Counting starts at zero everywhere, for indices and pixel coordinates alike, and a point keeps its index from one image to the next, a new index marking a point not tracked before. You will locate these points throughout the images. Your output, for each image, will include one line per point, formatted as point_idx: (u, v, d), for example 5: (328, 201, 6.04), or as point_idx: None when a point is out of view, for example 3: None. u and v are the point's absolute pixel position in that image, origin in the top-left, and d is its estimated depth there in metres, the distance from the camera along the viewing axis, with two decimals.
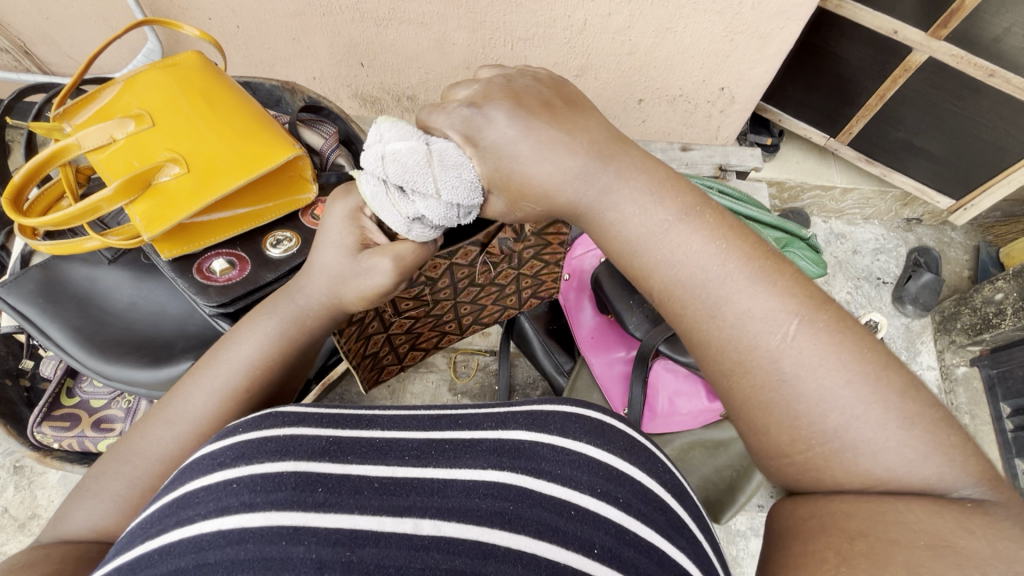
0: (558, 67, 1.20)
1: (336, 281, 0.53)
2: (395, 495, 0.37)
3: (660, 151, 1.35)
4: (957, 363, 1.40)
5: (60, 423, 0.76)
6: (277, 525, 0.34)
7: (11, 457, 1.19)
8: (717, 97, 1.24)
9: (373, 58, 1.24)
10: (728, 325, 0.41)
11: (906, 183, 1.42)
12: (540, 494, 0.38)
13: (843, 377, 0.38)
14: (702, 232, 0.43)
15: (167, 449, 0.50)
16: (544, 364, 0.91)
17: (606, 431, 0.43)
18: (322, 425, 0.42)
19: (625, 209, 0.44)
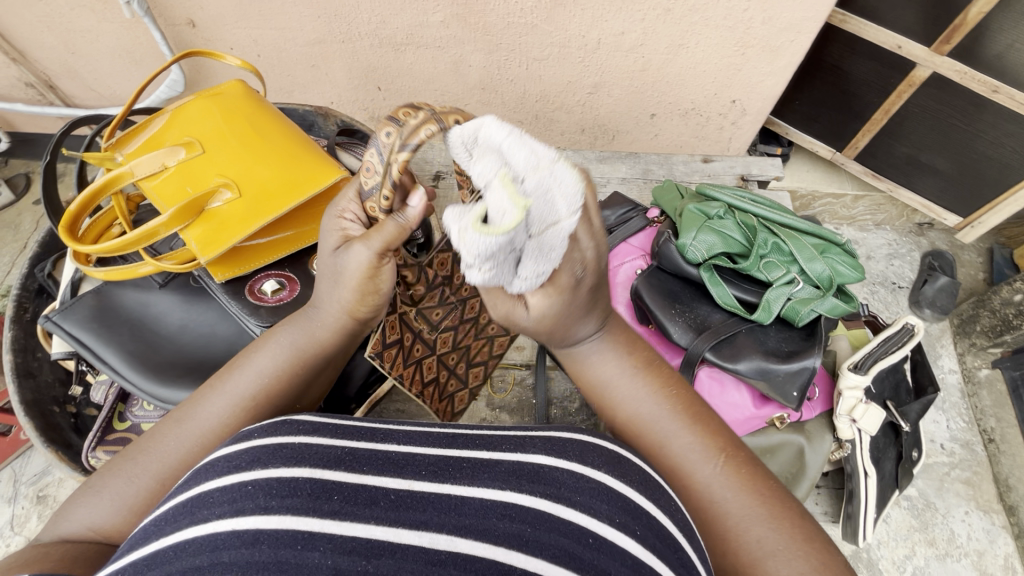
0: (571, 85, 1.22)
1: (331, 289, 0.54)
2: (411, 509, 0.38)
3: (681, 163, 1.34)
4: (978, 366, 1.38)
5: (113, 447, 0.76)
6: (292, 529, 0.35)
7: (35, 487, 1.19)
8: (729, 110, 1.26)
9: (390, 82, 1.27)
10: (672, 455, 0.50)
11: (913, 199, 1.42)
12: (557, 518, 0.38)
13: (760, 518, 0.46)
14: (643, 385, 0.53)
15: (178, 456, 0.51)
16: None
17: (623, 463, 0.45)
18: (337, 437, 0.43)
19: (597, 364, 0.55)
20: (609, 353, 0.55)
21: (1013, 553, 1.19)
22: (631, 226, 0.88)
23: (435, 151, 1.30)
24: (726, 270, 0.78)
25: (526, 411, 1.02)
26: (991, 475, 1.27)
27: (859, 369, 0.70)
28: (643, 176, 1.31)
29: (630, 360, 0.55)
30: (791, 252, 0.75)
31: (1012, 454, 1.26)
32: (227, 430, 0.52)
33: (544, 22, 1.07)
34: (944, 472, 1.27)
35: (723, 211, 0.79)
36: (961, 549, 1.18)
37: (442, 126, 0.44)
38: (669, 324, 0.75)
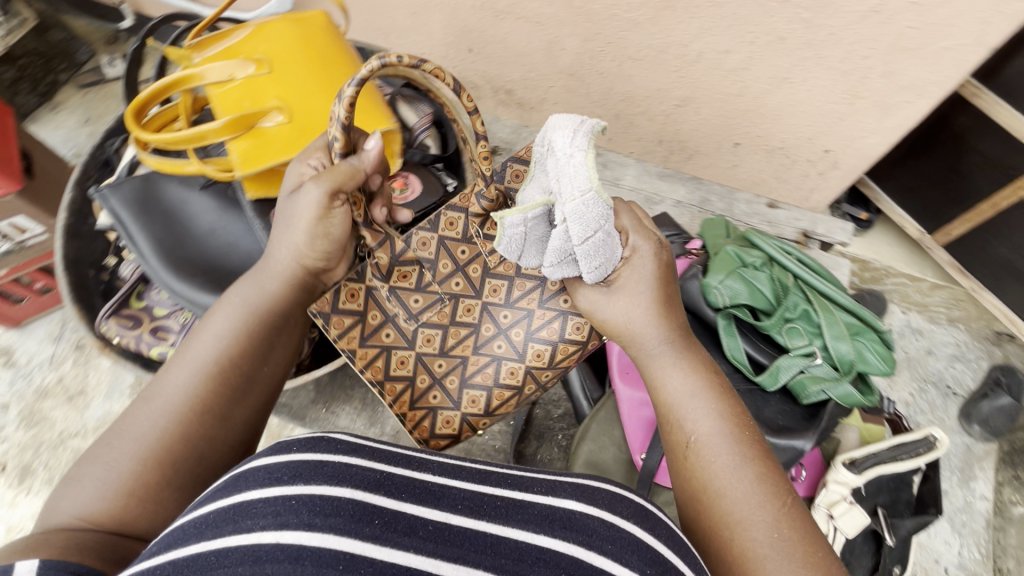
0: (660, 93, 1.18)
1: (285, 236, 0.63)
2: (446, 542, 0.42)
3: (742, 202, 1.34)
4: (1014, 501, 1.26)
5: (126, 321, 0.83)
6: (338, 550, 0.38)
7: (77, 336, 1.42)
8: (819, 159, 1.17)
9: (482, 46, 1.26)
10: (722, 488, 0.53)
11: (995, 305, 1.28)
12: (590, 564, 0.42)
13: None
14: (710, 412, 0.58)
15: (155, 428, 0.55)
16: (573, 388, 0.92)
17: (650, 517, 0.49)
18: (375, 461, 0.47)
19: (667, 380, 0.62)
20: (678, 369, 0.62)
21: None
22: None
23: (501, 125, 1.44)
24: (745, 324, 0.75)
25: None
26: None
27: (854, 467, 0.66)
28: (698, 205, 1.34)
29: (695, 377, 0.61)
30: (818, 324, 0.71)
31: None
32: (190, 393, 0.56)
33: (650, 22, 1.03)
34: None
35: (760, 262, 0.75)
36: None
37: (382, 62, 0.53)
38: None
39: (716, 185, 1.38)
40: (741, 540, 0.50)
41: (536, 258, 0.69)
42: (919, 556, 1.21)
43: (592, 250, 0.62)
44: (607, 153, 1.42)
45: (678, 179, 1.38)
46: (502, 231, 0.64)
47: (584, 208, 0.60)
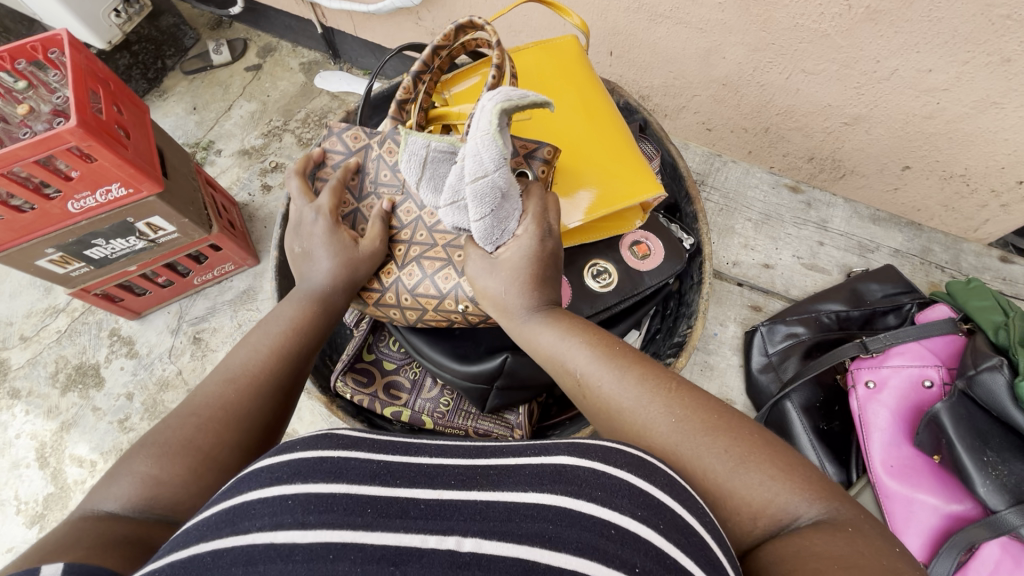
0: (827, 109, 1.07)
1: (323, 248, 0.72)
2: (440, 515, 0.40)
3: (970, 254, 1.22)
4: None
5: (361, 378, 0.88)
6: (326, 542, 0.36)
7: (194, 329, 1.45)
8: (1008, 190, 1.05)
9: (625, 50, 1.18)
10: (655, 432, 0.53)
11: None
12: (577, 512, 0.40)
13: (759, 477, 0.48)
14: (589, 355, 0.60)
15: (222, 396, 0.57)
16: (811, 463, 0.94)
17: (646, 465, 0.46)
18: (372, 451, 0.45)
19: (550, 346, 0.63)
20: (545, 327, 0.64)
21: None
22: (937, 326, 0.90)
23: (691, 155, 1.35)
24: None
25: None
26: None
27: None
28: (921, 255, 1.22)
29: (571, 334, 0.63)
30: None
31: None
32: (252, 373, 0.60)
33: (840, 34, 0.92)
34: None
35: None
36: None
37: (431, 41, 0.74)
38: (979, 477, 0.75)
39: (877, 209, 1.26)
40: (698, 467, 0.50)
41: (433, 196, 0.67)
42: None
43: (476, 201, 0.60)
44: (810, 190, 1.30)
45: (896, 224, 1.26)
46: (403, 149, 0.63)
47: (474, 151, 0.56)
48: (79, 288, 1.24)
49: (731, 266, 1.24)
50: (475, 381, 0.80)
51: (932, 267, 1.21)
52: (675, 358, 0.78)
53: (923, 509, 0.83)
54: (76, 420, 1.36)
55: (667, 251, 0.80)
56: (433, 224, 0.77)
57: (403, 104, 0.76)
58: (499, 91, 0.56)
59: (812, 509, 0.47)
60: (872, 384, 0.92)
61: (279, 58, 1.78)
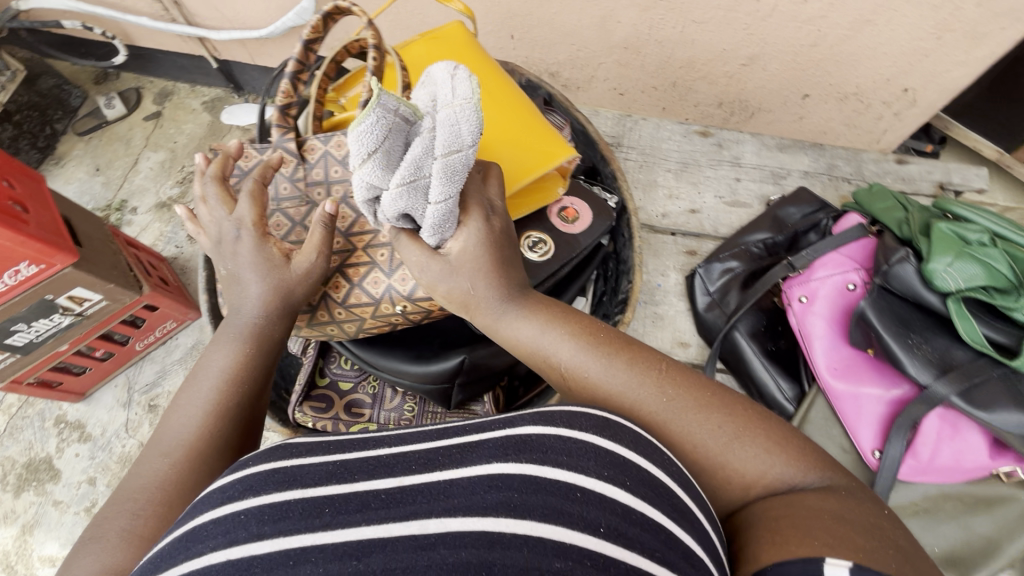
0: (724, 54, 1.12)
1: (253, 281, 0.67)
2: (401, 502, 0.43)
3: (871, 162, 1.30)
4: None
5: (320, 404, 0.87)
6: (285, 549, 0.39)
7: (148, 397, 1.39)
8: (897, 99, 1.13)
9: (525, 32, 1.20)
10: (649, 412, 0.56)
11: None
12: (544, 479, 0.44)
13: (754, 449, 0.52)
14: (574, 346, 0.61)
15: (162, 476, 0.54)
16: (768, 387, 1.00)
17: (611, 426, 0.50)
18: (328, 453, 0.48)
19: (531, 340, 0.64)
20: (523, 321, 0.64)
21: None
22: (848, 232, 0.97)
23: (603, 119, 1.37)
24: (978, 303, 0.82)
25: None
26: None
27: None
28: (828, 172, 1.29)
29: (552, 326, 0.64)
30: None
31: None
32: (199, 435, 0.58)
33: None
34: None
35: (985, 239, 0.84)
36: None
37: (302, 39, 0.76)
38: (908, 358, 0.82)
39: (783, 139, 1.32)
40: (693, 441, 0.54)
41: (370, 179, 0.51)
42: None
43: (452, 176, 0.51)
44: (720, 132, 1.35)
45: (800, 148, 1.32)
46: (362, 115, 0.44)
47: (460, 114, 0.47)
48: (9, 380, 1.16)
49: (661, 217, 1.26)
50: (433, 383, 0.80)
51: (840, 181, 1.28)
52: (622, 313, 0.82)
53: (869, 401, 0.89)
54: (37, 519, 1.27)
55: (591, 209, 0.82)
56: (348, 229, 0.75)
57: (287, 108, 0.77)
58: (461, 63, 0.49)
59: (814, 475, 0.51)
60: (805, 299, 0.97)
61: (178, 101, 1.70)
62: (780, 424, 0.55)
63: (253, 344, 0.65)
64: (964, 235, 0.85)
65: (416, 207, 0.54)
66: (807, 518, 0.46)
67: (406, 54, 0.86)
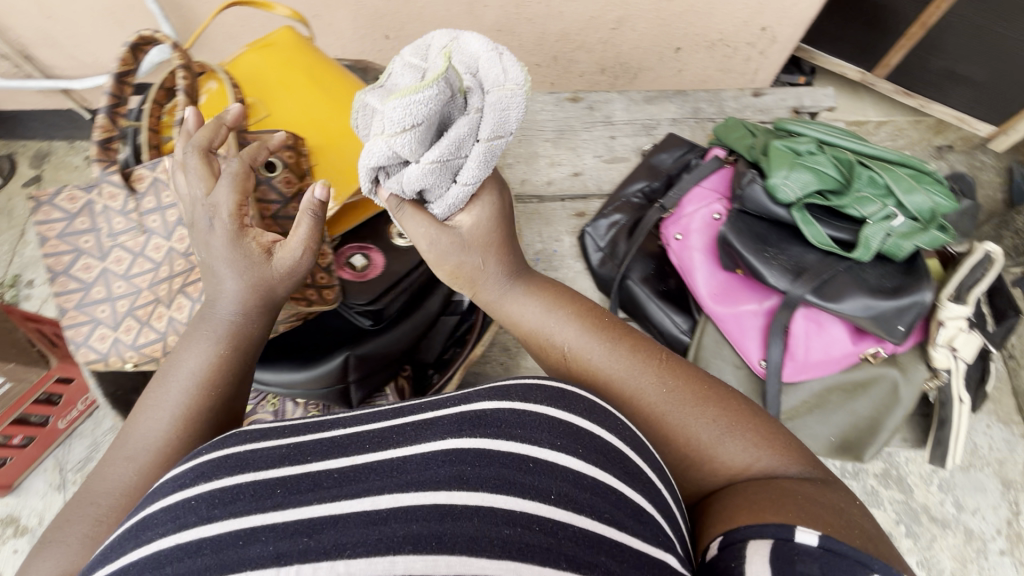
0: (593, 21, 1.16)
1: (229, 275, 0.63)
2: (353, 480, 0.46)
3: (730, 98, 1.28)
4: None
5: None
6: (234, 529, 0.41)
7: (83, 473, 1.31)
8: (758, 38, 1.20)
9: (398, 30, 1.20)
10: (646, 397, 0.61)
11: (945, 112, 1.37)
12: (498, 450, 0.48)
13: (740, 443, 0.57)
14: (579, 330, 0.66)
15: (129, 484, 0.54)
16: (665, 325, 1.03)
17: (565, 396, 0.54)
18: (283, 437, 0.51)
19: (538, 323, 0.69)
20: (531, 305, 0.70)
21: None
22: (707, 167, 1.04)
23: None
24: (820, 207, 0.91)
25: None
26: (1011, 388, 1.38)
27: (959, 299, 0.87)
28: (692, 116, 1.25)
29: (560, 310, 0.69)
30: (886, 184, 0.89)
31: None
32: (168, 445, 0.56)
33: None
34: None
35: (814, 149, 0.93)
36: (983, 459, 1.32)
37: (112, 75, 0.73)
38: (768, 268, 0.88)
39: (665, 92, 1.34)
40: (686, 430, 0.58)
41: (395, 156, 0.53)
42: None
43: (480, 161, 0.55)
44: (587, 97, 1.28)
45: (664, 97, 1.28)
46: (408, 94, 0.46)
47: (512, 107, 0.51)
48: None
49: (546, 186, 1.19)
50: (326, 384, 0.80)
51: (706, 122, 1.25)
52: None
53: (747, 317, 0.93)
54: None
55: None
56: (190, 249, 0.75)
57: (109, 143, 0.75)
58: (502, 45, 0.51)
59: (797, 467, 0.55)
60: (680, 236, 1.01)
61: (56, 159, 1.60)
62: (772, 421, 0.59)
63: (227, 341, 0.62)
64: (796, 148, 0.94)
65: (439, 183, 0.57)
66: (783, 497, 0.51)
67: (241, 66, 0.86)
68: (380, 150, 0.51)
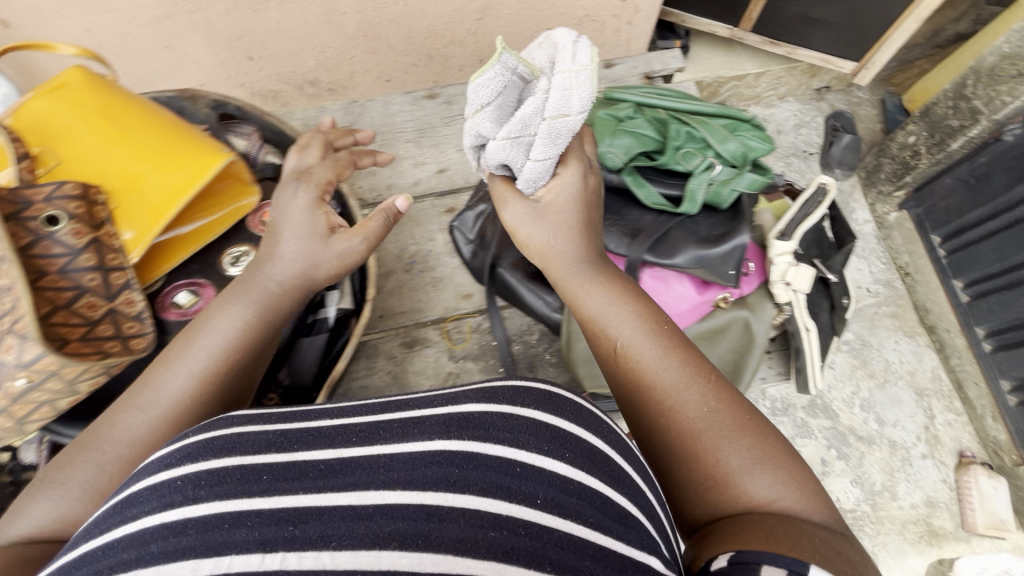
0: (457, 14, 1.16)
1: (290, 242, 0.79)
2: (341, 474, 0.47)
3: None
4: (888, 211, 1.54)
5: None
6: (221, 513, 0.42)
7: None
8: (622, 10, 1.24)
9: (261, 50, 1.16)
10: (683, 405, 0.62)
11: (811, 56, 1.45)
12: (485, 454, 0.48)
13: (767, 478, 0.56)
14: (638, 326, 0.69)
15: (139, 433, 0.63)
16: (538, 307, 0.99)
17: (553, 399, 0.55)
18: (265, 425, 0.52)
19: (594, 308, 0.73)
20: (603, 291, 0.74)
21: (939, 364, 1.42)
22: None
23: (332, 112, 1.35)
24: (648, 168, 0.95)
25: (488, 353, 1.16)
26: (912, 303, 1.48)
27: (785, 236, 0.93)
28: None
29: (620, 300, 0.72)
30: (703, 137, 0.92)
31: (926, 282, 1.46)
32: (172, 415, 0.65)
33: None
34: (873, 311, 1.47)
35: (633, 112, 0.96)
36: (896, 373, 1.41)
37: None
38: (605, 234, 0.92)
39: None
40: (715, 451, 0.58)
41: (490, 125, 0.74)
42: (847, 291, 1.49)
43: (549, 133, 0.72)
44: (445, 91, 1.37)
45: None
46: (494, 65, 0.68)
47: (576, 84, 0.69)
48: None
49: (414, 186, 1.29)
50: None
51: None
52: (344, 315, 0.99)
53: None
54: None
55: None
56: None
57: None
58: (583, 36, 0.70)
59: (818, 514, 0.54)
60: None
61: None
62: (809, 471, 0.58)
63: (249, 323, 0.73)
64: (617, 114, 0.96)
65: (516, 157, 0.77)
66: (794, 532, 0.50)
67: (32, 120, 0.93)
68: (471, 129, 0.76)
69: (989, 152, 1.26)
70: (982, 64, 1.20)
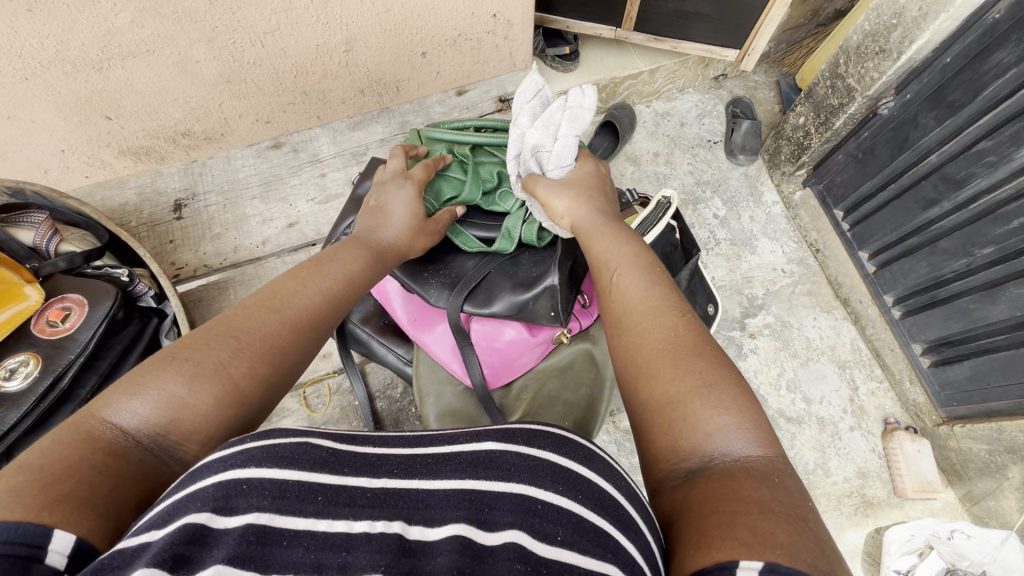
0: (322, 49, 1.12)
1: (400, 217, 0.84)
2: (388, 504, 0.43)
3: (435, 104, 1.39)
4: (793, 190, 1.57)
5: None
6: (278, 530, 0.38)
7: None
8: (495, 25, 1.23)
9: (119, 108, 1.10)
10: (651, 331, 0.59)
11: (695, 48, 1.46)
12: (509, 494, 0.44)
13: (715, 407, 0.51)
14: (637, 262, 0.67)
15: (263, 329, 0.60)
16: (387, 359, 1.00)
17: (567, 442, 0.49)
18: (331, 441, 0.47)
19: (593, 243, 0.74)
20: (605, 231, 0.74)
21: (857, 334, 1.44)
22: None
23: (168, 177, 1.29)
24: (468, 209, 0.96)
25: (348, 415, 1.18)
26: (825, 279, 1.50)
27: None
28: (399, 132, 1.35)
29: (623, 240, 0.72)
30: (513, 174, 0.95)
31: (836, 257, 1.48)
32: (271, 350, 0.59)
33: None
34: (790, 291, 1.49)
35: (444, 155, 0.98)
36: (818, 349, 1.43)
37: None
38: (425, 289, 0.88)
39: (405, 104, 1.39)
40: (667, 375, 0.54)
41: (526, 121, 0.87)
42: (763, 274, 1.51)
43: (569, 119, 0.84)
44: (290, 138, 1.35)
45: (371, 119, 1.37)
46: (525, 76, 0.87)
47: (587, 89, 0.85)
48: None
49: (262, 245, 1.26)
50: None
51: None
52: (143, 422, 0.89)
53: (443, 334, 0.90)
54: None
55: (86, 298, 1.00)
56: None
57: None
58: None
59: (744, 448, 0.50)
60: None
61: None
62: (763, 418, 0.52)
63: (353, 277, 0.73)
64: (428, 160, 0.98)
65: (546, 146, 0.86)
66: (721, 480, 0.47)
67: None
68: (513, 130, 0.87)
69: (871, 126, 1.28)
70: (850, 43, 1.21)
